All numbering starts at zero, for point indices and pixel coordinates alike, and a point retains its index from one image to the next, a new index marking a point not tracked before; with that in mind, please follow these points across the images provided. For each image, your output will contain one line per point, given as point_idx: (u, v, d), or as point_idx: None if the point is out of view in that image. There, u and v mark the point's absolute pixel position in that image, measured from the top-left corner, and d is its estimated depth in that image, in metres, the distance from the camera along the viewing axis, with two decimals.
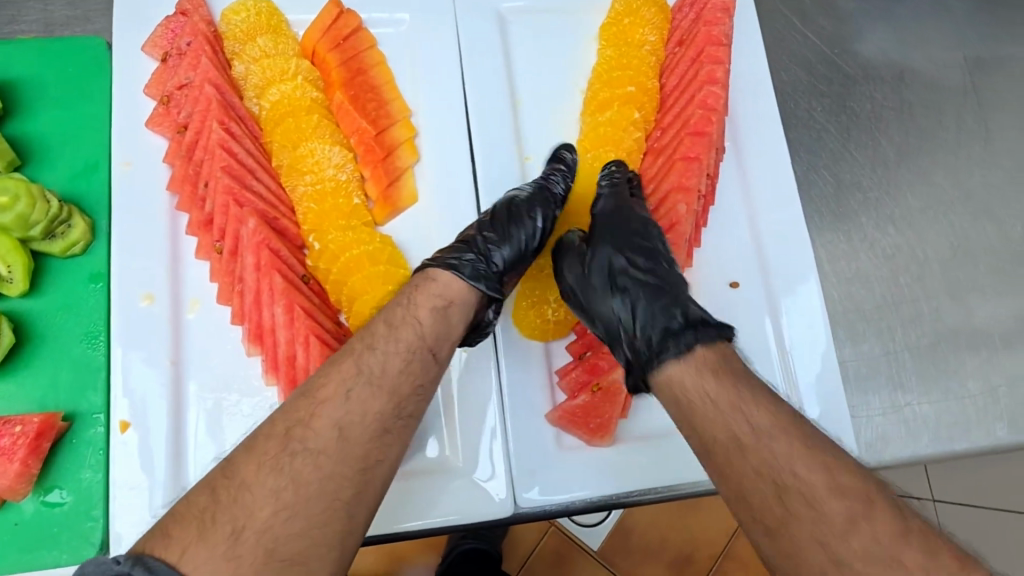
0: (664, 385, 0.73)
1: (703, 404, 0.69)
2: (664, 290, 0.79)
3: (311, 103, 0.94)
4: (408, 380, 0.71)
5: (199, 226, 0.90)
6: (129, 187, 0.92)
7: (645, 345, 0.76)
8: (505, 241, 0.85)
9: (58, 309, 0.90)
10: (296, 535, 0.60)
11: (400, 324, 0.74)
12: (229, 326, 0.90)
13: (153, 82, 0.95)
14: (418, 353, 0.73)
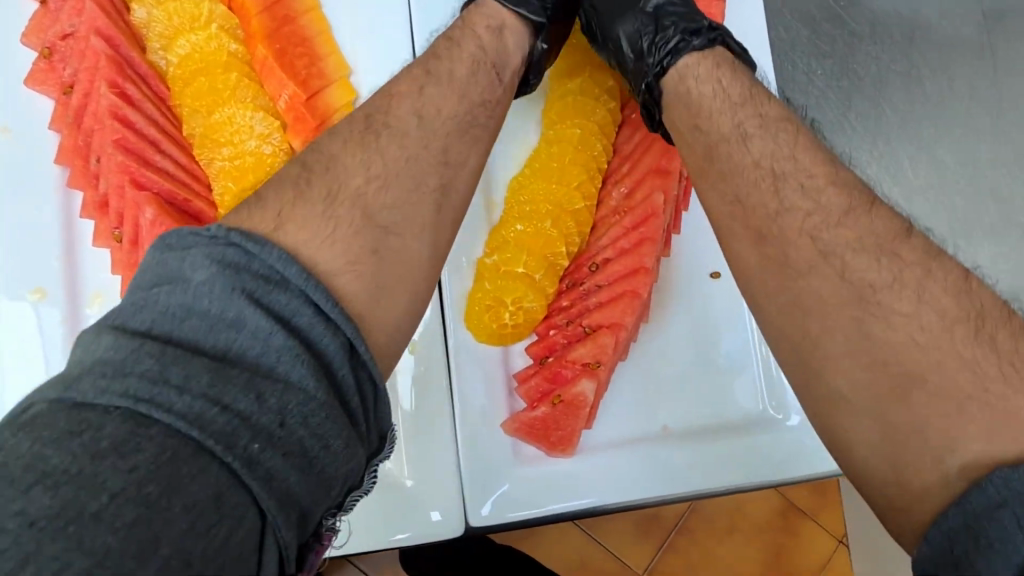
0: (691, 93, 0.70)
1: (726, 102, 0.68)
2: (689, 9, 0.77)
3: (228, 59, 0.80)
4: (465, 112, 0.68)
5: (94, 208, 0.76)
6: (8, 159, 0.78)
7: (666, 50, 0.73)
8: None
9: None
10: (390, 207, 0.59)
11: (455, 57, 0.71)
12: None
13: (31, 30, 0.78)
14: (482, 83, 0.71)
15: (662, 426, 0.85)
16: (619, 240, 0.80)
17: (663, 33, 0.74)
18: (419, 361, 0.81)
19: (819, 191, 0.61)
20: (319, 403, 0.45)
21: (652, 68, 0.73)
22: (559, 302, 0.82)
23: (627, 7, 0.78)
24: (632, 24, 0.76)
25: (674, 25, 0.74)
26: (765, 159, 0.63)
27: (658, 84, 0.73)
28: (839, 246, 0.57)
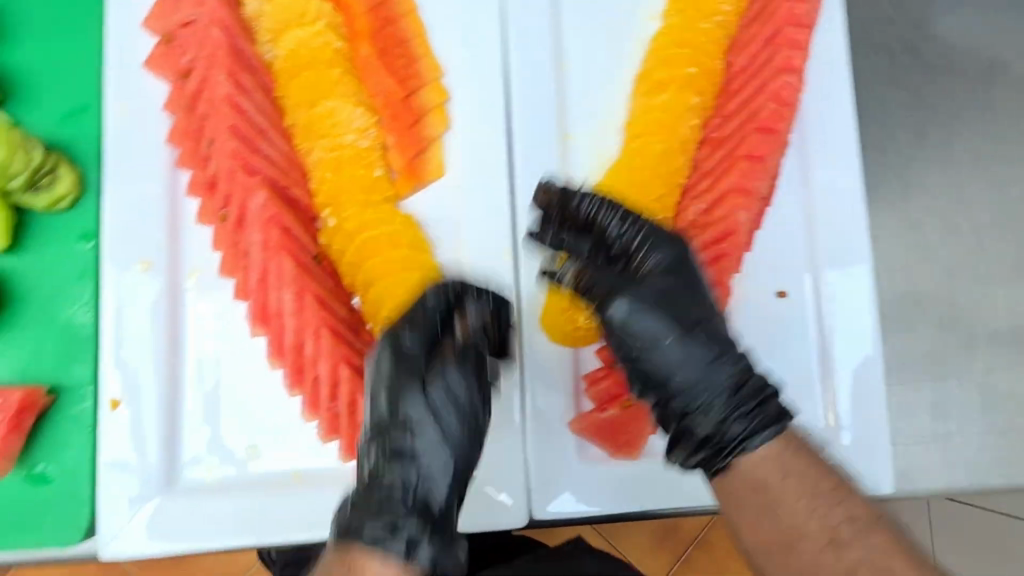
0: (748, 423, 0.74)
1: (773, 417, 0.74)
2: (724, 345, 0.78)
3: (332, 55, 0.83)
4: (461, 446, 0.72)
5: (201, 188, 0.81)
6: (122, 137, 0.82)
7: (696, 392, 0.76)
8: (464, 381, 0.73)
9: (44, 273, 0.79)
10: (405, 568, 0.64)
11: (422, 418, 0.71)
12: (231, 301, 0.82)
13: (152, 15, 0.82)
14: (472, 408, 0.73)
15: None
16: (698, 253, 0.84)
17: (688, 344, 0.77)
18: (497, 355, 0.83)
19: (820, 477, 0.72)
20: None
21: (693, 438, 0.75)
22: None
23: (662, 355, 0.76)
24: (641, 323, 0.77)
25: (720, 403, 0.75)
26: (822, 531, 0.69)
27: (736, 446, 0.73)
28: (858, 545, 0.68)
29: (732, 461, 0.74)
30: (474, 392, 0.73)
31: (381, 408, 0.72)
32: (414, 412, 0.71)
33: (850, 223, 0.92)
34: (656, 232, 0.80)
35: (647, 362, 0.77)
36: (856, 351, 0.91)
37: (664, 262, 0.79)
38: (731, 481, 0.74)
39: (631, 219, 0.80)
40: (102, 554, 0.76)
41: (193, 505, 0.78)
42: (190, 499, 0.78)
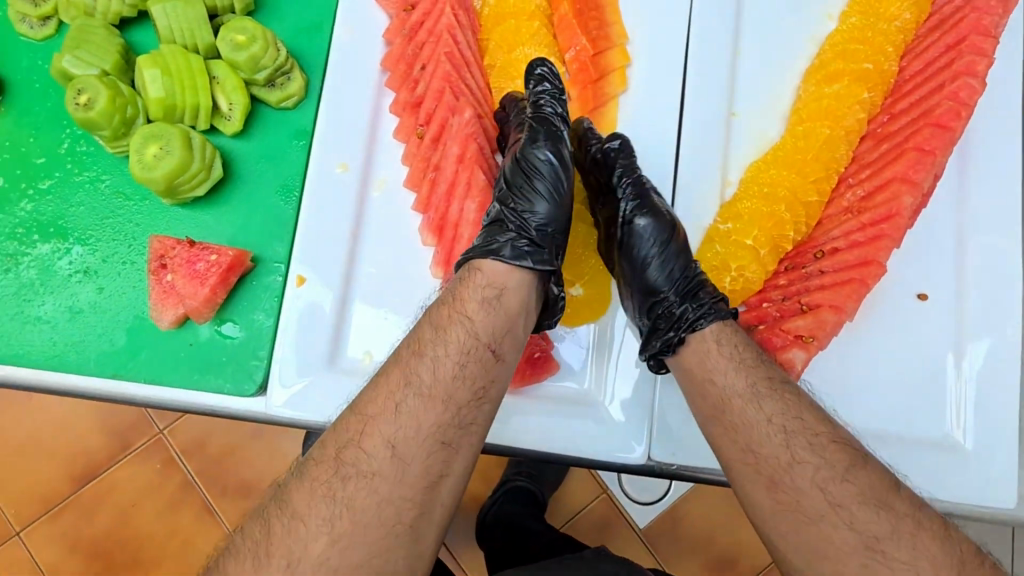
0: (700, 306, 0.79)
1: (721, 307, 0.79)
2: (685, 258, 0.84)
3: (534, 9, 0.92)
4: (548, 170, 0.82)
5: (405, 107, 0.90)
6: (346, 54, 0.93)
7: (671, 290, 0.82)
8: (530, 180, 0.82)
9: (262, 157, 0.89)
10: (489, 310, 0.72)
11: (517, 181, 0.82)
12: (409, 212, 0.90)
13: None
14: (563, 177, 0.83)
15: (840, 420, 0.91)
16: (853, 233, 0.86)
17: (655, 233, 0.84)
18: None
19: (824, 446, 0.67)
20: (514, 321, 0.74)
21: (670, 339, 0.80)
22: (777, 280, 0.88)
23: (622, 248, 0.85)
24: (637, 220, 0.85)
25: (690, 304, 0.80)
26: (775, 418, 0.69)
27: (691, 320, 0.79)
28: (846, 498, 0.64)
29: (685, 336, 0.79)
30: (562, 154, 0.84)
31: (502, 167, 0.85)
32: (514, 191, 0.82)
33: (1000, 238, 0.94)
34: (642, 176, 0.88)
35: (643, 258, 0.84)
36: (991, 363, 0.91)
37: (643, 195, 0.86)
38: (693, 369, 0.77)
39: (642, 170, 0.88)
40: (266, 412, 0.84)
41: (349, 385, 0.84)
42: (348, 378, 0.85)
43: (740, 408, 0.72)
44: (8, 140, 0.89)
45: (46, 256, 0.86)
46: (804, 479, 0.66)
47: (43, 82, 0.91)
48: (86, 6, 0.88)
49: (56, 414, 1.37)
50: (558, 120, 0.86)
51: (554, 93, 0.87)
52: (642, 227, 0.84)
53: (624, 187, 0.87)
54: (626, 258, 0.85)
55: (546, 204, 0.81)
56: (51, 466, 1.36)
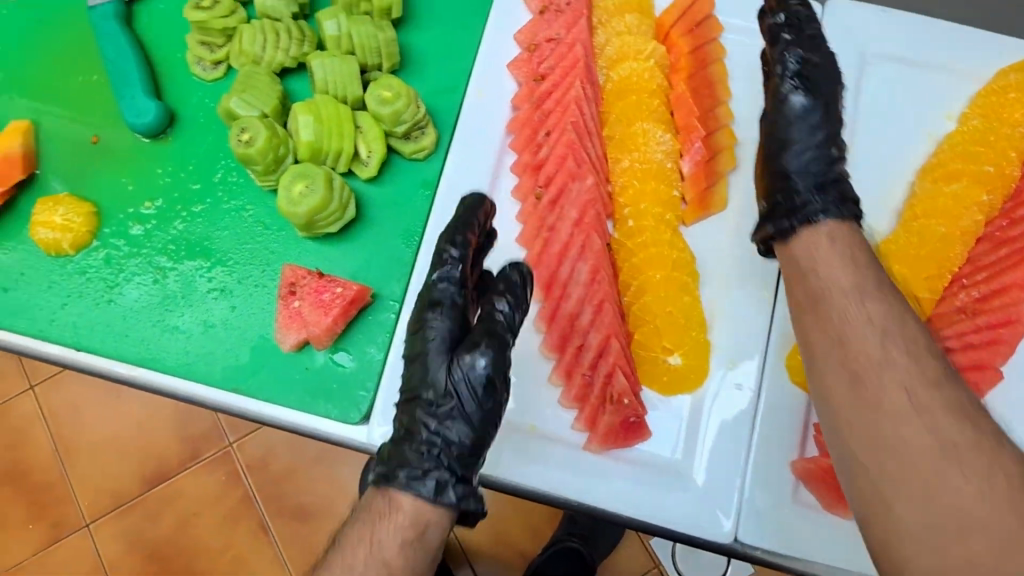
0: (832, 207, 0.81)
1: (847, 210, 0.82)
2: (829, 137, 0.87)
3: (655, 87, 0.99)
4: (480, 384, 0.74)
5: (526, 168, 0.96)
6: (475, 115, 1.00)
7: (806, 175, 0.85)
8: (465, 391, 0.74)
9: (390, 202, 0.96)
10: (403, 552, 0.69)
11: (439, 397, 0.75)
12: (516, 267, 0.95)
13: (525, 30, 1.02)
14: (489, 385, 0.74)
15: None
16: (968, 335, 0.86)
17: (810, 126, 0.87)
18: (738, 380, 0.89)
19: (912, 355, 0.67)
20: (429, 560, 0.71)
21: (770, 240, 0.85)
22: None
23: (772, 136, 0.89)
24: (793, 95, 0.88)
25: (823, 199, 0.82)
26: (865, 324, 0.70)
27: (809, 214, 0.81)
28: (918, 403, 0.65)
29: (798, 226, 0.81)
30: (498, 368, 0.75)
31: (422, 364, 0.76)
32: (439, 412, 0.74)
33: None
34: (812, 78, 0.88)
35: (791, 140, 0.87)
36: None
37: (811, 75, 0.88)
38: (801, 300, 0.77)
39: (817, 52, 0.89)
40: (366, 441, 0.88)
41: None
42: None
43: (839, 298, 0.73)
44: (170, 166, 1.00)
45: (189, 272, 0.95)
46: (884, 374, 0.67)
47: (207, 117, 1.01)
48: (254, 54, 0.98)
49: (139, 414, 1.49)
50: (495, 330, 0.75)
51: (513, 273, 0.78)
52: (797, 100, 0.88)
53: (791, 60, 0.88)
54: (770, 153, 0.89)
55: (478, 417, 0.74)
56: (125, 465, 1.45)
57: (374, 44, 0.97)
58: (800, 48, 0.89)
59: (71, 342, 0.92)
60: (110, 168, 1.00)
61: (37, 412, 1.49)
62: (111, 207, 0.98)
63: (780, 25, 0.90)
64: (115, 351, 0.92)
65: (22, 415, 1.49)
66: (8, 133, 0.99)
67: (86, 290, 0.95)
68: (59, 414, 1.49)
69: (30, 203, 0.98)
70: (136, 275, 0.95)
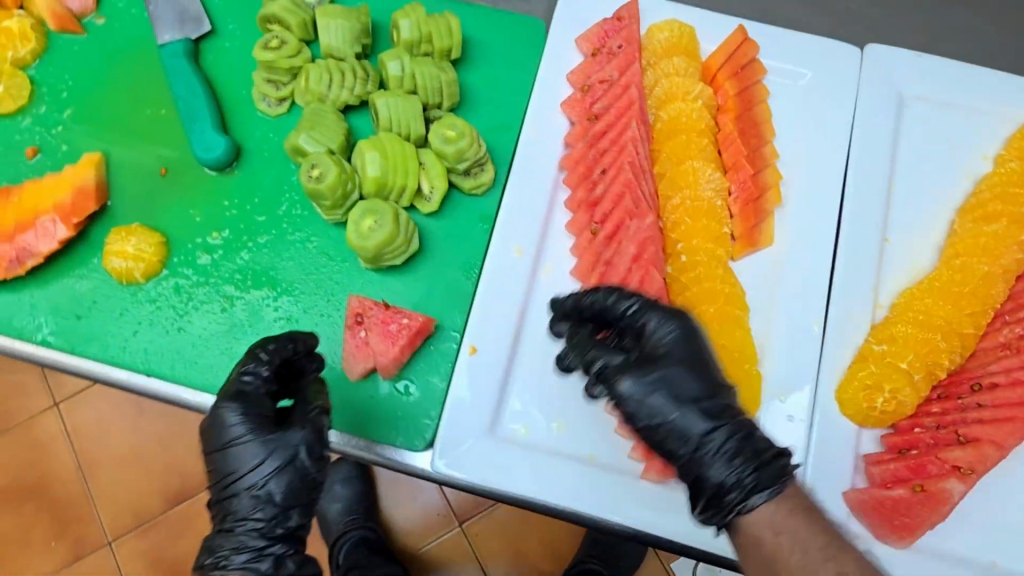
0: (745, 483, 0.73)
1: (771, 471, 0.73)
2: (725, 410, 0.77)
3: (704, 126, 1.03)
4: (279, 492, 0.82)
5: (581, 204, 1.00)
6: (530, 151, 1.04)
7: (691, 415, 0.76)
8: (272, 475, 0.82)
9: (450, 235, 1.00)
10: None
11: (242, 486, 0.83)
12: (571, 298, 1.00)
13: (578, 72, 1.07)
14: (280, 492, 0.82)
15: (992, 560, 0.88)
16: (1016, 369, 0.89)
17: (647, 385, 0.76)
18: (789, 413, 0.92)
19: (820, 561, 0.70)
20: None
21: (722, 514, 0.74)
22: (931, 408, 0.91)
23: (637, 407, 0.76)
24: (653, 339, 0.79)
25: (739, 459, 0.74)
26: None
27: (738, 503, 0.73)
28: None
29: (732, 520, 0.74)
30: (301, 471, 0.83)
31: (224, 475, 0.84)
32: (245, 515, 0.82)
33: None
34: (670, 360, 0.77)
35: (661, 368, 0.77)
36: None
37: (652, 305, 0.80)
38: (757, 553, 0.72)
39: (671, 307, 0.80)
40: (428, 467, 0.91)
41: (508, 455, 0.91)
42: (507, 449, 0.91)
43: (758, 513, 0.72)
44: (236, 199, 1.04)
45: (256, 302, 0.99)
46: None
47: (272, 152, 1.05)
48: (320, 93, 1.02)
49: (159, 431, 1.59)
50: (302, 450, 0.83)
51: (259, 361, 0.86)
52: (663, 326, 0.79)
53: (629, 306, 0.80)
54: (654, 437, 0.77)
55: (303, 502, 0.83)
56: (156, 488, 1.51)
57: (436, 84, 1.01)
58: (655, 317, 0.79)
59: (142, 369, 0.96)
60: (178, 199, 1.04)
61: (61, 428, 1.59)
62: (179, 238, 1.02)
63: (583, 305, 0.83)
64: (184, 377, 0.95)
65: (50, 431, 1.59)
66: (81, 166, 1.02)
67: (156, 318, 0.98)
68: (83, 431, 1.59)
69: (102, 232, 1.01)
70: (204, 304, 0.99)
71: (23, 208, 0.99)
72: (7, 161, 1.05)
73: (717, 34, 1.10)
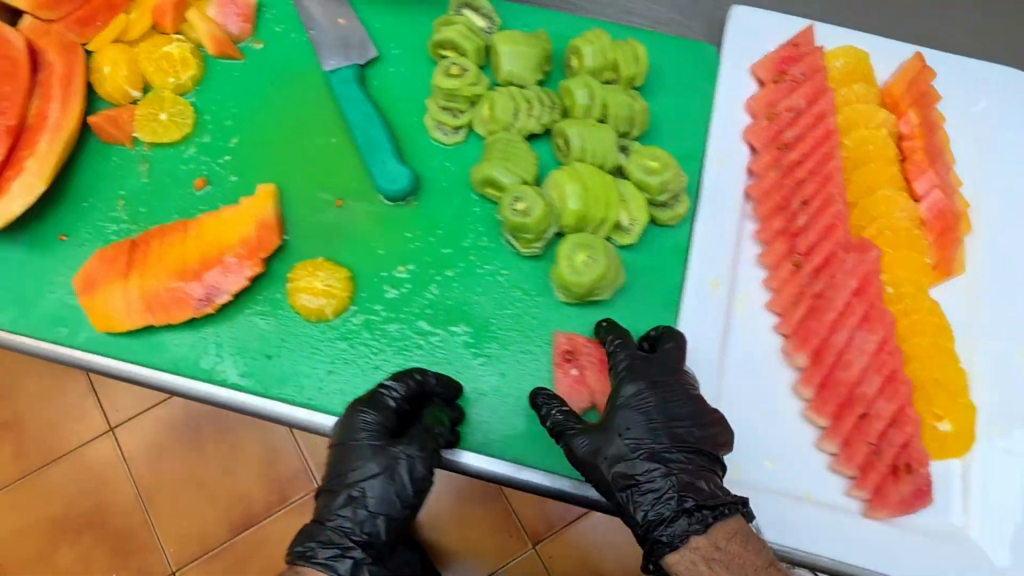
0: (693, 518, 0.80)
1: (691, 517, 0.80)
2: (682, 465, 0.84)
3: (891, 154, 1.03)
4: (378, 496, 0.86)
5: (777, 235, 0.99)
6: (719, 182, 1.03)
7: (635, 459, 0.84)
8: (381, 483, 0.86)
9: (647, 268, 0.99)
10: None
11: (362, 490, 0.86)
12: (767, 330, 1.00)
13: (759, 98, 1.05)
14: (386, 496, 0.86)
15: None
16: None
17: (598, 445, 0.85)
18: (1004, 445, 0.95)
19: None
20: None
21: (653, 553, 0.80)
22: None
23: (599, 443, 0.85)
24: (620, 396, 0.88)
25: (671, 484, 0.82)
26: None
27: (672, 541, 0.79)
28: None
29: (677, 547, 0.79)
30: (395, 474, 0.86)
31: (353, 477, 0.87)
32: (362, 519, 0.85)
33: None
34: (632, 382, 0.88)
35: (625, 428, 0.86)
36: None
37: (638, 363, 0.90)
38: None
39: (646, 358, 0.90)
40: None
41: None
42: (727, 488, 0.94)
43: None
44: (419, 231, 1.01)
45: (451, 339, 0.97)
46: None
47: (450, 182, 1.02)
48: (506, 121, 0.98)
49: None
50: (391, 452, 0.87)
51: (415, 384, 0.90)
52: (632, 391, 0.88)
53: (556, 411, 0.89)
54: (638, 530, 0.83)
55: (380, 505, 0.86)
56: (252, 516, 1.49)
57: (627, 111, 0.98)
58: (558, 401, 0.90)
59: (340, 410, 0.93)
60: (358, 232, 1.00)
61: (117, 454, 1.74)
62: (364, 272, 0.99)
63: (615, 355, 0.91)
64: None
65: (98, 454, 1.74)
66: (258, 198, 0.98)
67: (350, 356, 0.96)
68: (136, 454, 1.74)
69: (285, 267, 0.98)
70: (397, 341, 0.96)
71: (204, 243, 0.95)
72: (173, 193, 1.01)
73: (890, 58, 1.09)
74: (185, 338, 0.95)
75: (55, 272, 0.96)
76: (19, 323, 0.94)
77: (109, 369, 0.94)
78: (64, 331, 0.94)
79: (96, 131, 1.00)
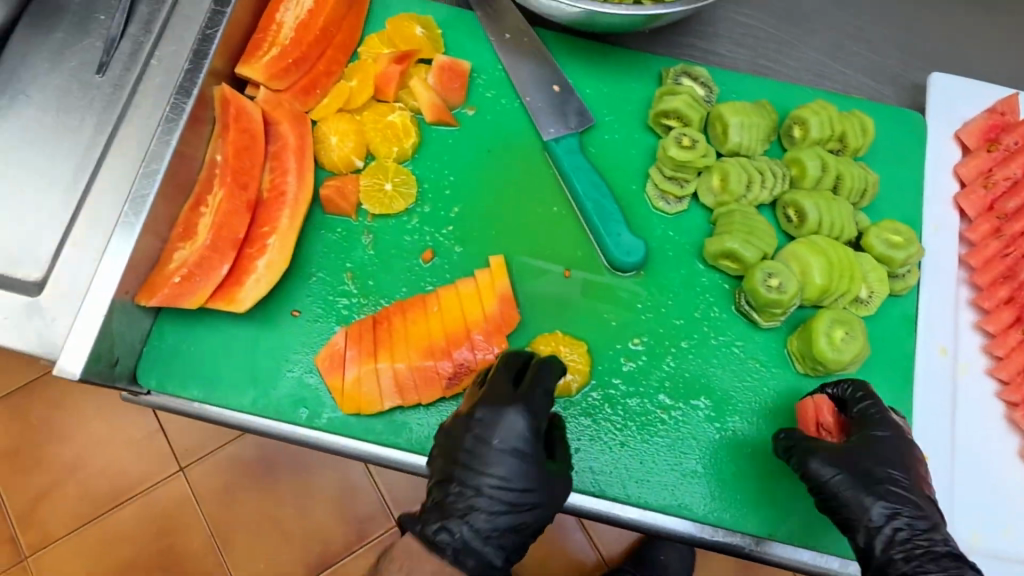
0: (945, 556, 0.82)
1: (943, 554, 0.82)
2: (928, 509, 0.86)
3: None
4: (512, 494, 0.81)
5: (998, 303, 1.03)
6: (939, 251, 1.05)
7: (898, 495, 0.84)
8: (514, 483, 0.81)
9: (880, 338, 1.00)
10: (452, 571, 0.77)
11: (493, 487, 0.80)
12: (991, 396, 1.03)
13: (971, 165, 1.08)
14: (516, 495, 0.81)
15: None
16: None
17: (864, 476, 0.85)
18: None
19: None
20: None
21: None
22: None
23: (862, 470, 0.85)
24: (872, 428, 0.89)
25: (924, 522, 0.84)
26: None
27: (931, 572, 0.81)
28: None
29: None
30: (530, 477, 0.81)
31: (483, 469, 0.81)
32: (488, 513, 0.80)
33: None
34: (893, 426, 0.89)
35: (881, 457, 0.87)
36: None
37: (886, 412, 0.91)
38: None
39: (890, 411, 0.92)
40: None
41: None
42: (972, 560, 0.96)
43: None
44: (649, 302, 1.00)
45: (694, 413, 0.96)
46: None
47: (676, 252, 1.02)
48: (739, 193, 0.99)
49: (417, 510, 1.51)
50: (529, 454, 0.82)
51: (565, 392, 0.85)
52: (890, 436, 0.88)
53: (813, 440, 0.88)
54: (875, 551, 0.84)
55: (510, 504, 0.81)
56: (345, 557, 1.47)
57: (860, 183, 1.00)
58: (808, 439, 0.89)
59: (593, 490, 0.92)
60: (590, 303, 0.99)
61: (189, 497, 1.48)
62: (599, 345, 0.97)
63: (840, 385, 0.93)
64: (638, 499, 0.92)
65: (169, 496, 1.48)
66: (492, 271, 0.97)
67: (595, 433, 0.94)
68: (210, 497, 1.49)
69: (523, 342, 0.96)
70: (639, 417, 0.95)
71: (448, 319, 0.94)
72: (399, 265, 0.97)
73: None
74: (427, 418, 0.92)
75: (292, 350, 0.92)
76: (259, 406, 0.90)
77: (354, 452, 0.91)
78: (305, 413, 0.91)
79: (323, 202, 0.97)
